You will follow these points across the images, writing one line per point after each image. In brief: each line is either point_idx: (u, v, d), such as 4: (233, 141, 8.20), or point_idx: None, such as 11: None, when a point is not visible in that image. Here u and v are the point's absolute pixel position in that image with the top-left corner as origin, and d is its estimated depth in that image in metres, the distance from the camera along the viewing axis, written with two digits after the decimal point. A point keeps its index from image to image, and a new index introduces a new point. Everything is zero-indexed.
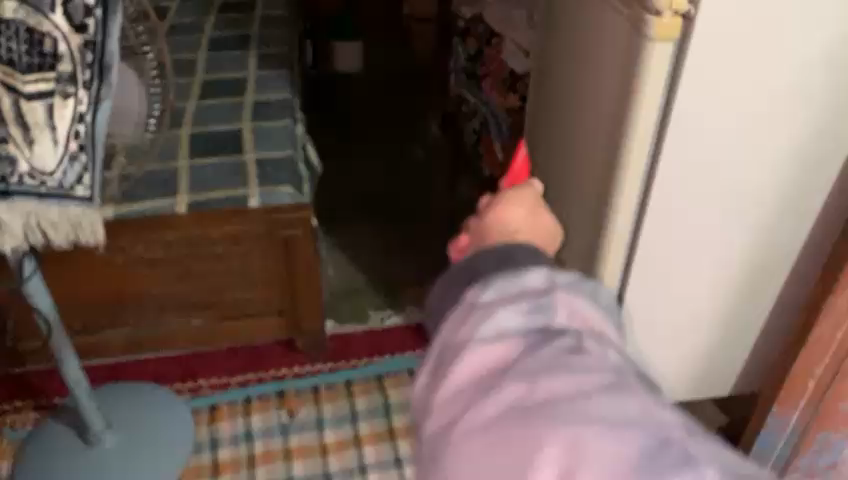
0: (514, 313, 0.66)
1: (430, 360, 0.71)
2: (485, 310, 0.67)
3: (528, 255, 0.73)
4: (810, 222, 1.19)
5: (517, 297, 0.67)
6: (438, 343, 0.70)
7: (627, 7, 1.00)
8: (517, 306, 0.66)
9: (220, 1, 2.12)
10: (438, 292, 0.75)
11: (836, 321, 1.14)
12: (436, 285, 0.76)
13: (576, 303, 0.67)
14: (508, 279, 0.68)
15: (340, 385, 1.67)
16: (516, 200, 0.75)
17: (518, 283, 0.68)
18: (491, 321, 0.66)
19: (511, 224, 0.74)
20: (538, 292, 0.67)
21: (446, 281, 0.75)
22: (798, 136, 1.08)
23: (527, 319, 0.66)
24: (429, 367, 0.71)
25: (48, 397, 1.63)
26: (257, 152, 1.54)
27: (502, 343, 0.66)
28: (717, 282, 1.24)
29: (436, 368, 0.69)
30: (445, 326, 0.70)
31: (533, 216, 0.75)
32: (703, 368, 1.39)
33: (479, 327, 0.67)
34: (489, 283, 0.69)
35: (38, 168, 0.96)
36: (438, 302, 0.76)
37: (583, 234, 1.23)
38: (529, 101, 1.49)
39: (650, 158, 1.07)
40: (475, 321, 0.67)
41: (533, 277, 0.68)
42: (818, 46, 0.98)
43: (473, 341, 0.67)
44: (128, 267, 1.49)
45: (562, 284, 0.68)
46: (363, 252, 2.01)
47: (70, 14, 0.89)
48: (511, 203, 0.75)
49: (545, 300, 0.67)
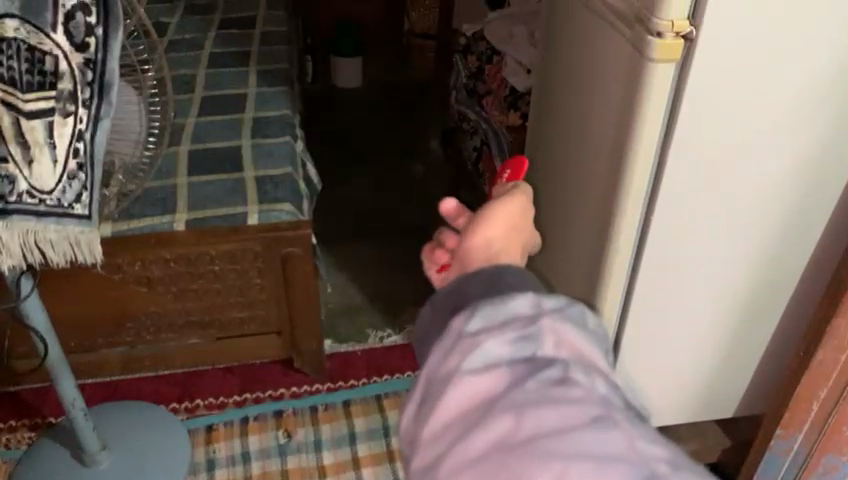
0: (500, 344, 0.53)
1: (414, 400, 0.57)
2: (470, 342, 0.54)
3: (519, 278, 0.61)
4: (813, 244, 1.18)
5: (504, 325, 0.54)
6: (421, 382, 0.57)
7: (628, 29, 0.99)
8: (502, 335, 0.53)
9: (220, 18, 2.13)
10: (423, 325, 0.64)
11: (840, 345, 1.13)
12: (422, 317, 0.64)
13: (569, 334, 0.54)
14: (494, 305, 0.56)
15: (338, 406, 1.66)
16: (493, 218, 0.68)
17: (505, 307, 0.55)
18: (475, 353, 0.54)
19: (493, 245, 0.67)
20: (527, 319, 0.54)
21: (430, 310, 0.63)
22: (801, 159, 1.07)
23: (515, 350, 0.53)
24: (413, 410, 0.57)
25: (42, 416, 1.61)
26: (257, 170, 1.53)
27: (487, 379, 0.52)
28: (720, 305, 1.23)
29: (418, 411, 0.56)
30: (428, 361, 0.57)
31: (512, 233, 0.69)
32: (707, 392, 1.37)
33: (462, 361, 0.54)
34: (474, 310, 0.56)
35: (37, 187, 0.95)
36: (423, 335, 0.64)
37: (584, 257, 1.22)
38: (530, 123, 1.50)
39: (652, 180, 1.06)
40: (457, 354, 0.55)
41: (522, 301, 0.55)
42: (819, 69, 0.98)
43: (458, 373, 0.54)
44: (125, 287, 1.49)
45: (553, 309, 0.55)
46: (362, 270, 2.00)
47: (71, 33, 0.89)
48: (487, 222, 0.68)
49: (535, 329, 0.53)
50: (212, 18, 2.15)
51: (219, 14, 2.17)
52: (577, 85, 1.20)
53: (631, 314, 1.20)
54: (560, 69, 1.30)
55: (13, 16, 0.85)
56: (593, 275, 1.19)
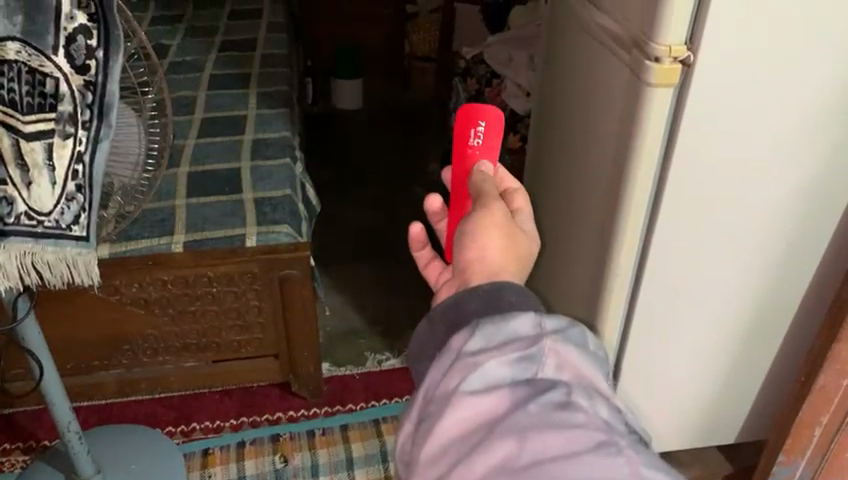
0: (500, 364, 0.51)
1: (411, 419, 0.54)
2: (469, 361, 0.52)
3: (520, 294, 0.58)
4: (813, 270, 1.18)
5: (504, 345, 0.52)
6: (419, 400, 0.55)
7: (627, 54, 1.00)
8: (503, 355, 0.51)
9: (221, 41, 2.14)
10: (419, 341, 0.60)
11: (842, 370, 1.13)
12: (417, 333, 0.61)
13: (572, 356, 0.51)
14: (494, 324, 0.53)
15: (336, 430, 1.63)
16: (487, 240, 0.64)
17: (505, 328, 0.53)
18: (475, 373, 0.51)
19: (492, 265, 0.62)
20: (529, 339, 0.52)
21: (427, 326, 0.60)
22: (801, 184, 1.07)
23: (515, 371, 0.51)
24: (410, 429, 0.54)
25: (37, 439, 1.60)
26: (256, 191, 1.53)
27: (487, 401, 0.50)
28: (721, 329, 1.22)
29: (416, 431, 0.53)
30: (426, 379, 0.55)
31: (507, 249, 0.64)
32: (709, 418, 1.36)
33: (461, 381, 0.51)
34: (475, 328, 0.54)
35: (36, 209, 0.95)
36: (418, 351, 0.61)
37: (584, 280, 1.22)
38: (530, 148, 1.50)
39: (651, 202, 1.06)
40: (456, 373, 0.52)
41: (523, 321, 0.53)
42: (817, 96, 0.98)
43: (458, 393, 0.51)
44: (123, 310, 1.48)
45: (555, 331, 0.52)
46: (361, 292, 2.00)
47: (72, 55, 0.89)
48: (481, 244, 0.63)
49: (536, 350, 0.51)
50: (213, 40, 2.16)
51: (220, 36, 2.19)
52: (576, 108, 1.20)
53: (632, 338, 1.19)
54: (559, 94, 1.30)
55: (14, 39, 0.85)
56: (593, 298, 1.19)
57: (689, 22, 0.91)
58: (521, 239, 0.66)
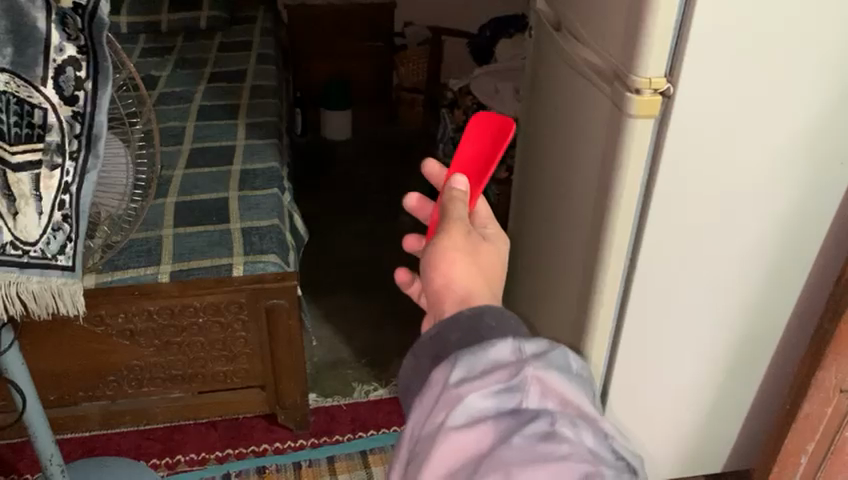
0: (483, 396, 0.50)
1: (401, 460, 0.55)
2: (452, 394, 0.51)
3: (498, 316, 0.57)
4: (794, 300, 1.19)
5: (485, 375, 0.51)
6: (407, 438, 0.54)
7: (608, 86, 1.01)
8: (484, 387, 0.50)
9: (211, 73, 2.16)
10: (406, 376, 0.59)
11: (826, 399, 1.14)
12: (403, 369, 0.60)
13: (555, 382, 0.50)
14: (474, 353, 0.52)
15: (323, 462, 1.62)
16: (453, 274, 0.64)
17: (485, 357, 0.51)
18: (459, 408, 0.50)
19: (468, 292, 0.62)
20: (510, 368, 0.50)
21: (411, 361, 0.58)
22: (782, 216, 1.08)
23: (500, 403, 0.50)
24: (401, 468, 0.55)
25: (19, 472, 1.57)
26: (243, 222, 1.54)
27: (474, 436, 0.49)
28: (706, 358, 1.22)
29: (406, 470, 0.53)
30: (412, 416, 0.54)
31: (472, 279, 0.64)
32: (696, 447, 1.36)
33: (446, 417, 0.50)
34: (455, 359, 0.52)
35: (21, 239, 0.94)
36: (406, 388, 0.59)
37: (569, 309, 1.22)
38: (516, 178, 1.52)
39: (634, 231, 1.07)
40: (441, 409, 0.51)
41: (502, 348, 0.52)
42: (797, 130, 1.00)
43: (445, 430, 0.50)
44: (110, 341, 1.47)
45: (536, 355, 0.51)
46: (348, 322, 1.99)
47: (61, 86, 0.90)
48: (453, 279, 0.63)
49: (519, 380, 0.50)
50: (203, 72, 2.18)
51: (209, 68, 2.21)
52: (560, 140, 1.22)
53: (617, 365, 1.20)
54: (544, 125, 1.32)
55: (3, 70, 0.85)
56: (578, 328, 1.20)
57: (670, 53, 0.93)
58: (482, 272, 0.66)
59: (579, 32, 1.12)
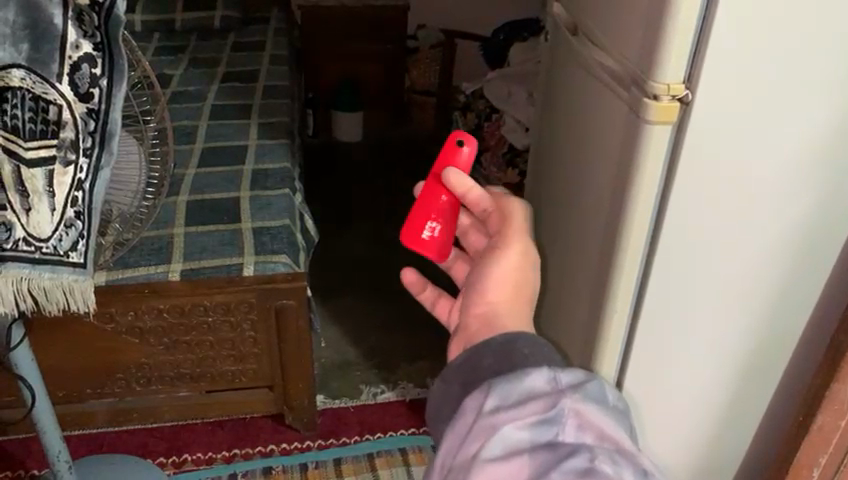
0: (519, 428, 0.48)
1: None
2: (488, 424, 0.49)
3: (533, 345, 0.56)
4: (807, 313, 1.16)
5: (521, 404, 0.49)
6: (439, 467, 0.52)
7: (627, 91, 1.01)
8: (521, 419, 0.48)
9: (223, 73, 2.16)
10: (434, 404, 0.58)
11: (840, 410, 1.13)
12: (430, 396, 0.59)
13: (594, 416, 0.47)
14: (510, 382, 0.50)
15: (330, 464, 1.61)
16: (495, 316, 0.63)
17: (521, 387, 0.50)
18: (493, 439, 0.48)
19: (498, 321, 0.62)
20: (547, 399, 0.48)
21: (441, 386, 0.57)
22: (797, 225, 1.06)
23: (535, 435, 0.47)
24: None
25: (25, 468, 1.58)
26: (256, 222, 1.53)
27: (508, 469, 0.47)
28: (720, 369, 1.21)
29: None
30: (444, 446, 0.52)
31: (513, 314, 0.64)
32: (706, 460, 1.34)
33: (480, 448, 0.48)
34: (489, 388, 0.51)
35: (34, 235, 0.93)
36: (434, 413, 0.58)
37: (582, 317, 1.22)
38: (529, 183, 1.51)
39: (650, 237, 1.07)
40: (475, 438, 0.49)
41: (537, 378, 0.50)
42: (814, 140, 0.99)
43: (478, 462, 0.48)
44: (118, 339, 1.48)
45: (573, 386, 0.49)
46: (356, 324, 1.99)
47: (76, 83, 0.90)
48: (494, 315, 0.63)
49: (556, 411, 0.47)
50: (215, 72, 2.18)
51: (221, 67, 2.21)
52: (576, 145, 1.22)
53: (628, 374, 1.19)
54: (559, 129, 1.31)
55: (19, 66, 0.85)
56: (590, 335, 1.19)
57: (688, 61, 0.93)
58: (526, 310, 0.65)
59: (597, 36, 1.11)
